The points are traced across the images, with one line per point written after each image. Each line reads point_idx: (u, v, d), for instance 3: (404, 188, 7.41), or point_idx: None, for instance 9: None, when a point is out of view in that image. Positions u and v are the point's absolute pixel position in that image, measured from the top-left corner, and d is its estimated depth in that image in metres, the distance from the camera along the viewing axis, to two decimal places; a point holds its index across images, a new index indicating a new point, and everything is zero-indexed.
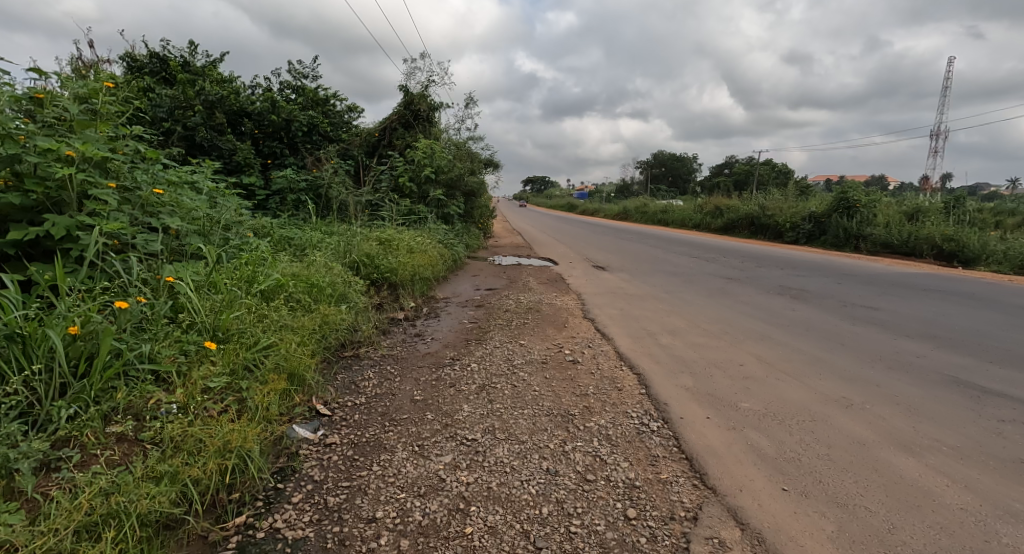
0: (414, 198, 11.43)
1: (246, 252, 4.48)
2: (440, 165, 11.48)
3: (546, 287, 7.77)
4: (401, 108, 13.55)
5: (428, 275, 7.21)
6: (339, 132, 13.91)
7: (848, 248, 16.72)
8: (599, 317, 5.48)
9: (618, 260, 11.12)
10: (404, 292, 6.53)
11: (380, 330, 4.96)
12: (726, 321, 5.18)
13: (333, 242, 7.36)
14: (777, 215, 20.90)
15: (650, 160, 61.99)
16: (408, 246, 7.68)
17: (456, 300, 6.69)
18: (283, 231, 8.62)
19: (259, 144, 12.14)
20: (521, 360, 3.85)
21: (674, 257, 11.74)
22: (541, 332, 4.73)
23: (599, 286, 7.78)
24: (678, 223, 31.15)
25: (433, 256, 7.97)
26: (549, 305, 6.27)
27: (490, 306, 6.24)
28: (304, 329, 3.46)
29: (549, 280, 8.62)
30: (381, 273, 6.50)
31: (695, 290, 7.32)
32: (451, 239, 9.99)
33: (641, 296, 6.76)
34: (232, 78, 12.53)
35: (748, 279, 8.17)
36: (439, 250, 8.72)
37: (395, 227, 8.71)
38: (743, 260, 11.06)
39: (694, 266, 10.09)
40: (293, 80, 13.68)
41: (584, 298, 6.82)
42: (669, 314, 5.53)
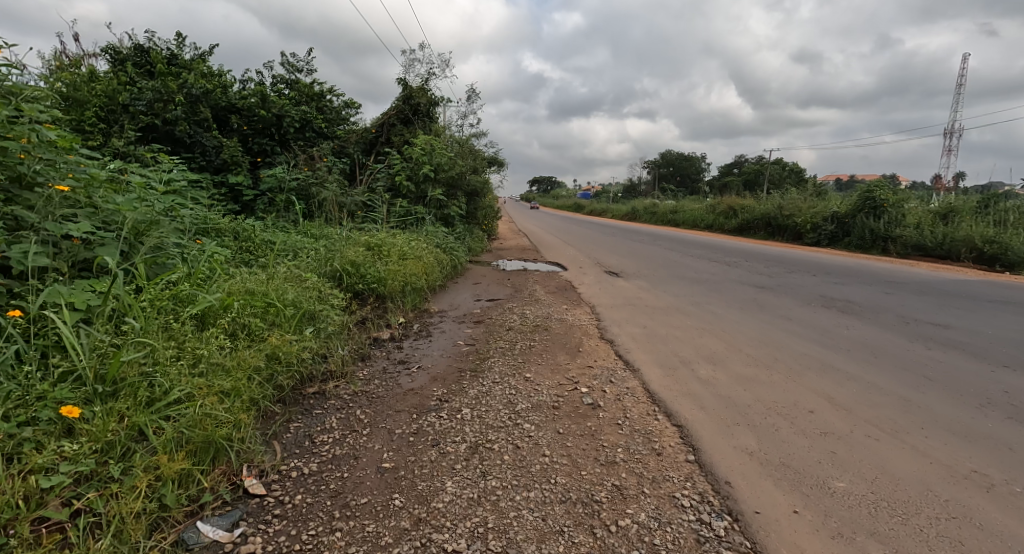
0: (412, 198, 10.67)
1: (193, 263, 3.71)
2: (440, 162, 10.69)
3: (554, 297, 6.96)
4: (399, 103, 12.77)
5: (422, 285, 6.42)
6: (334, 129, 13.25)
7: (875, 250, 15.70)
8: (619, 338, 4.65)
9: (633, 264, 10.28)
10: (393, 306, 5.73)
11: (358, 356, 4.16)
12: (773, 345, 4.33)
13: (316, 249, 6.60)
14: (796, 215, 19.90)
15: (658, 160, 60.89)
16: (400, 251, 6.90)
17: (452, 313, 5.89)
18: (268, 236, 7.93)
19: (249, 142, 11.49)
20: (525, 405, 3.03)
21: (693, 261, 10.87)
22: (551, 361, 3.90)
23: (614, 296, 6.94)
24: (689, 224, 30.14)
25: (428, 263, 7.19)
26: (559, 320, 5.45)
27: (491, 322, 5.44)
28: (243, 367, 2.66)
29: (558, 288, 7.81)
30: (367, 284, 5.72)
31: (724, 301, 6.46)
32: (450, 243, 9.22)
33: (664, 310, 5.93)
34: (221, 71, 11.89)
35: (782, 288, 7.29)
36: (436, 255, 7.94)
37: (387, 229, 7.95)
38: (769, 265, 10.16)
39: (717, 272, 9.21)
40: (286, 73, 13.01)
41: (599, 311, 6.00)
42: (703, 334, 4.67)
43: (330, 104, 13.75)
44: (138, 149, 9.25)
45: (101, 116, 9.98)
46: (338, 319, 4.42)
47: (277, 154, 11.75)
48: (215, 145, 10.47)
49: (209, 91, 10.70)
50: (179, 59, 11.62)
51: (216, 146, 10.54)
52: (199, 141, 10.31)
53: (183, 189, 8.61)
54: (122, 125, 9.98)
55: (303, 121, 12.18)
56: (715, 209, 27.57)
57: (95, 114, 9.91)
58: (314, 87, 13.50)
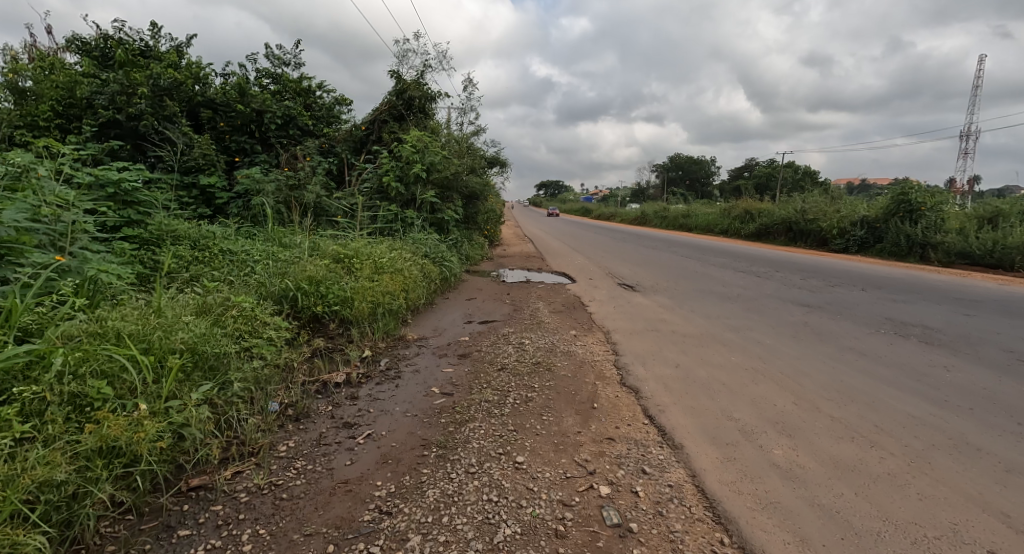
0: (400, 202, 9.57)
1: (49, 294, 2.70)
2: (433, 161, 9.61)
3: (560, 319, 5.82)
4: (391, 98, 11.72)
5: (399, 305, 5.29)
6: (322, 126, 12.26)
7: (912, 258, 14.38)
8: (646, 385, 3.48)
9: (649, 276, 9.12)
10: (357, 336, 4.60)
11: (290, 417, 3.04)
12: (862, 400, 3.12)
13: (275, 262, 5.53)
14: (820, 219, 18.60)
15: (668, 163, 59.59)
16: (375, 263, 5.81)
17: (434, 343, 4.79)
18: (231, 245, 6.93)
19: (226, 140, 10.55)
20: (510, 532, 1.89)
21: (718, 271, 9.69)
22: (554, 431, 2.74)
23: (633, 318, 5.77)
24: (703, 229, 28.82)
25: (409, 277, 6.05)
26: (565, 354, 4.29)
27: (479, 355, 4.32)
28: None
29: (564, 306, 6.66)
30: (325, 307, 4.63)
31: (769, 326, 5.26)
32: (441, 251, 8.11)
33: (696, 338, 4.76)
34: (197, 64, 10.95)
35: (834, 308, 6.08)
36: (423, 266, 6.86)
37: (364, 238, 6.89)
38: (806, 277, 8.92)
39: (749, 286, 8.01)
40: (271, 67, 12.09)
41: (614, 339, 4.84)
42: (760, 381, 3.48)
43: (318, 101, 12.74)
44: (96, 147, 8.34)
45: (59, 112, 9.08)
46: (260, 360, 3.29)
47: (257, 153, 10.82)
48: (186, 142, 9.55)
49: (179, 84, 9.84)
50: (152, 50, 10.70)
51: (187, 144, 9.61)
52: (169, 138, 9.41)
53: (140, 192, 7.66)
54: (82, 121, 9.05)
55: (286, 117, 11.20)
56: (730, 213, 26.28)
57: (51, 109, 9.00)
58: (301, 82, 12.52)
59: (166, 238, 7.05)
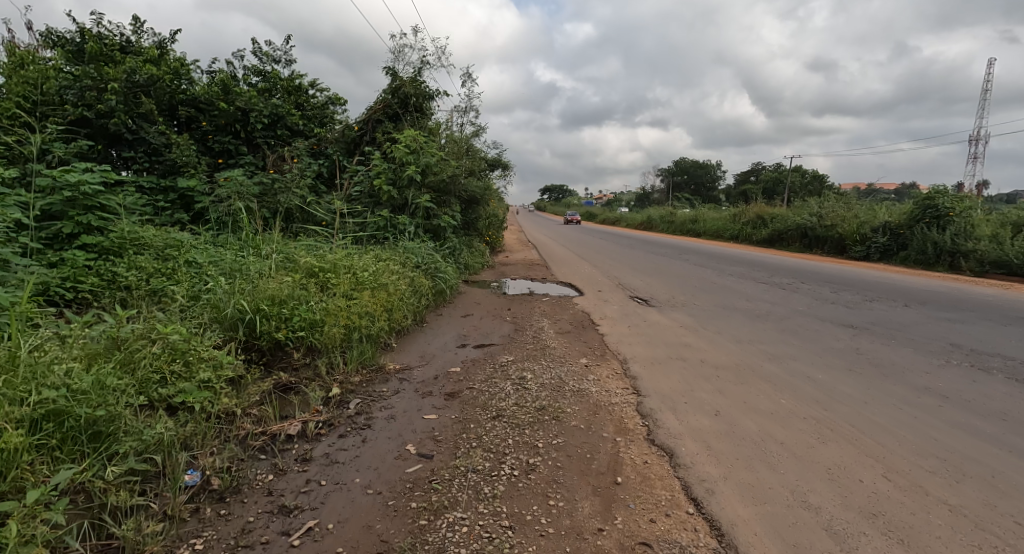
0: (392, 206, 8.83)
1: None
2: (428, 163, 8.92)
3: (568, 343, 5.05)
4: (386, 96, 11.00)
5: (380, 327, 4.54)
6: (314, 127, 11.60)
7: (940, 266, 13.52)
8: (683, 446, 2.68)
9: (664, 289, 8.34)
10: (324, 370, 3.83)
11: (211, 495, 2.27)
12: (979, 476, 2.32)
13: (241, 276, 4.83)
14: (839, 225, 17.74)
15: (674, 168, 58.82)
16: (355, 277, 5.09)
17: (417, 376, 4.03)
18: (199, 255, 6.23)
19: (209, 140, 9.92)
20: None
21: (739, 283, 8.89)
22: (565, 530, 1.97)
23: (652, 343, 4.96)
24: (712, 234, 28.00)
25: (395, 293, 5.28)
26: (575, 394, 3.50)
27: (469, 393, 3.55)
28: None
29: (571, 325, 5.90)
30: (289, 331, 3.91)
31: (815, 353, 4.47)
32: (435, 260, 7.36)
33: (733, 372, 3.95)
34: (180, 60, 10.31)
35: (885, 330, 5.26)
36: (413, 279, 6.13)
37: (347, 248, 6.17)
38: (838, 290, 8.09)
39: (777, 301, 7.19)
40: (260, 63, 11.45)
41: (633, 373, 4.02)
42: (831, 442, 2.68)
43: (310, 100, 12.05)
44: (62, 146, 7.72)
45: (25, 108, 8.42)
46: (173, 419, 2.57)
47: (243, 155, 10.16)
48: (163, 142, 9.01)
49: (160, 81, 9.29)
50: (132, 45, 10.08)
51: (164, 144, 9.05)
52: (143, 138, 8.89)
53: (105, 195, 7.01)
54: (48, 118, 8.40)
55: (273, 116, 10.54)
56: (741, 218, 25.48)
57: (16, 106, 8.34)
58: (291, 79, 11.85)
59: (131, 246, 6.34)
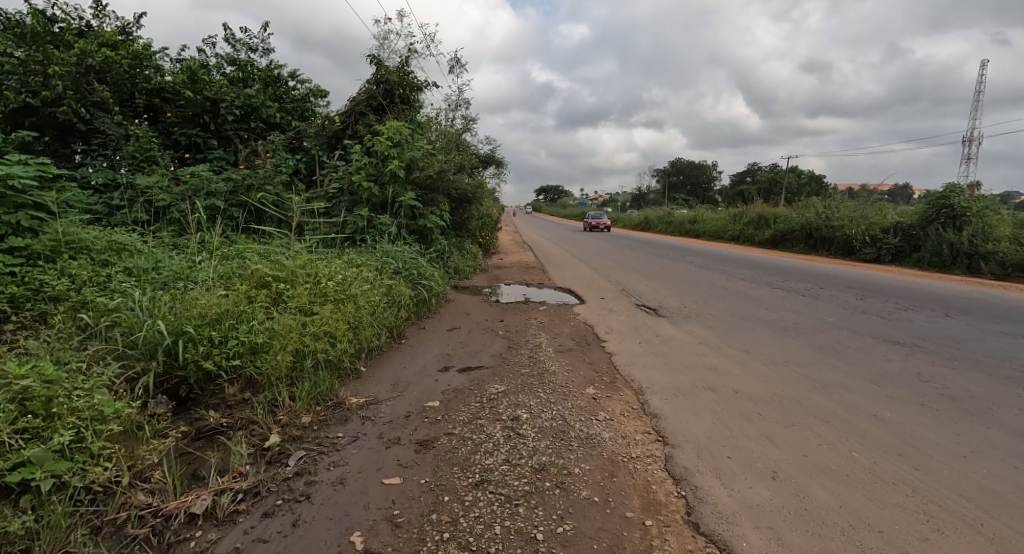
0: (374, 205, 8.03)
1: None
2: (413, 157, 8.13)
3: (570, 365, 4.27)
4: (369, 85, 10.15)
5: (343, 348, 3.73)
6: (292, 120, 10.79)
7: (958, 269, 12.82)
8: (740, 538, 1.91)
9: (673, 296, 7.57)
10: (263, 412, 3.03)
11: None
12: None
13: (178, 287, 4.06)
14: (846, 225, 17.03)
15: (670, 168, 58.21)
16: (317, 288, 4.30)
17: (384, 415, 3.24)
18: (144, 257, 5.44)
19: (175, 133, 9.15)
20: None
21: (754, 289, 8.15)
22: None
23: (671, 366, 4.17)
24: (712, 235, 27.29)
25: (365, 305, 4.48)
26: (585, 445, 2.69)
27: (447, 443, 2.75)
28: None
29: (573, 341, 5.13)
30: (221, 359, 3.13)
31: (871, 380, 3.69)
32: (420, 264, 6.58)
33: (779, 409, 3.17)
34: (144, 45, 9.49)
35: (940, 347, 4.51)
36: (390, 287, 5.34)
37: (314, 253, 5.40)
38: (865, 298, 7.35)
39: (801, 311, 6.43)
40: (234, 51, 10.64)
41: (655, 410, 3.22)
42: (950, 533, 1.91)
43: (289, 91, 11.23)
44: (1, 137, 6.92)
45: None
46: (2, 511, 1.83)
47: (212, 149, 9.38)
48: (121, 133, 8.23)
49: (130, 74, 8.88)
50: (89, 29, 9.25)
51: (122, 136, 8.26)
52: (97, 128, 8.11)
53: (41, 190, 6.20)
54: None
55: (246, 107, 9.73)
56: (741, 219, 24.83)
57: None
58: (268, 69, 11.02)
59: (67, 250, 5.50)
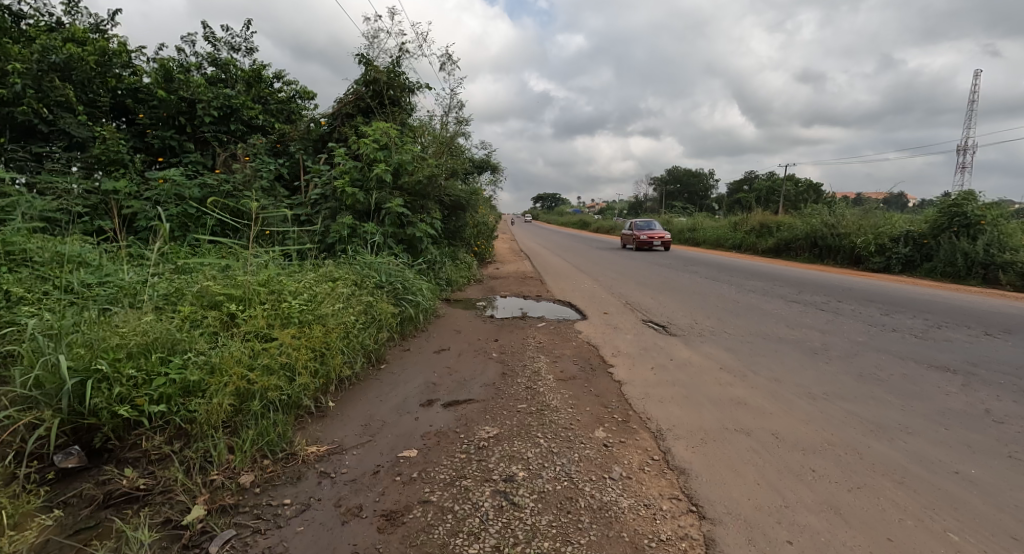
0: (359, 212, 7.45)
1: None
2: (401, 160, 7.55)
3: (575, 399, 3.65)
4: (357, 86, 9.59)
5: (304, 380, 3.09)
6: (276, 122, 10.22)
7: (974, 280, 12.29)
8: None
9: (683, 312, 6.97)
10: (190, 471, 2.41)
11: None
12: None
13: (109, 309, 3.44)
14: (853, 234, 16.51)
15: (668, 175, 57.92)
16: (279, 309, 3.69)
17: (347, 469, 2.62)
18: (92, 269, 4.82)
19: (148, 136, 8.60)
20: None
21: (770, 304, 7.56)
22: None
23: (692, 401, 3.56)
24: (712, 243, 26.83)
25: (336, 326, 3.86)
26: (599, 523, 2.10)
27: (423, 519, 2.14)
28: None
29: (576, 366, 4.53)
30: (143, 404, 2.51)
31: (935, 421, 3.08)
32: (406, 277, 5.98)
33: (836, 464, 2.56)
34: (116, 43, 8.96)
35: (999, 376, 3.92)
36: (369, 304, 4.73)
37: (284, 268, 4.81)
38: (890, 313, 6.77)
39: (826, 329, 5.84)
40: (214, 51, 10.13)
41: (681, 464, 2.62)
42: None
43: (273, 93, 10.67)
44: None
45: None
46: None
47: (188, 153, 8.80)
48: (87, 135, 7.66)
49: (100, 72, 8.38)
50: (58, 25, 8.70)
51: (88, 138, 7.68)
52: (61, 129, 7.53)
53: None
54: None
55: (225, 108, 9.18)
56: (742, 226, 24.37)
57: None
58: (251, 70, 10.49)
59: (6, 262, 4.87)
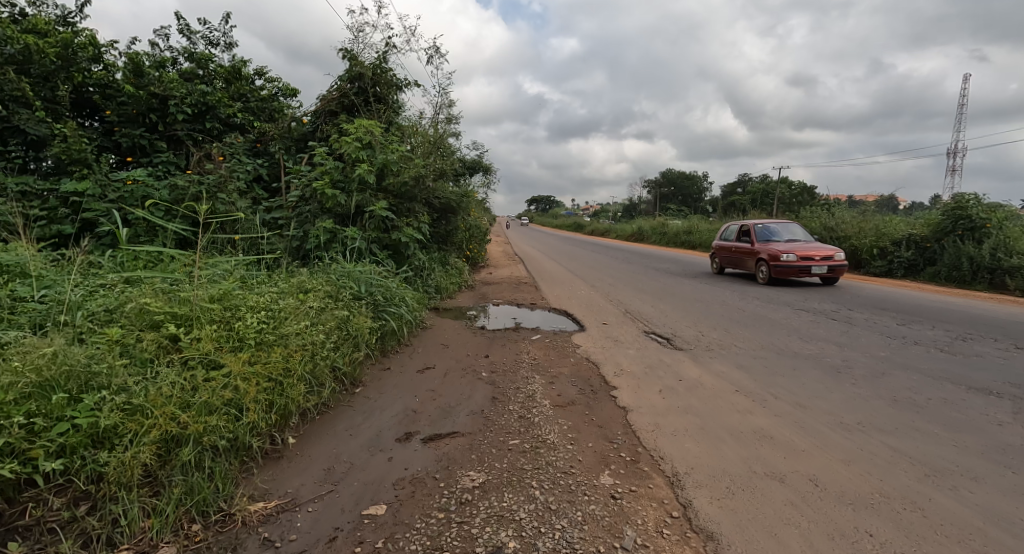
0: (340, 215, 6.95)
1: None
2: (386, 159, 7.06)
3: (576, 432, 3.16)
4: (340, 83, 9.10)
5: (253, 417, 2.57)
6: (256, 120, 9.71)
7: (979, 285, 11.97)
8: None
9: (687, 323, 6.52)
10: (93, 547, 1.91)
11: None
12: None
13: (25, 334, 2.90)
14: (853, 237, 16.16)
15: (662, 178, 57.70)
16: (232, 330, 3.18)
17: (297, 535, 2.12)
18: (30, 280, 4.29)
19: (117, 135, 8.07)
20: None
21: (778, 314, 7.13)
22: None
23: (710, 434, 3.09)
24: (708, 247, 26.50)
25: (299, 347, 3.34)
26: None
27: None
28: None
29: (575, 388, 4.05)
30: (37, 460, 1.98)
31: (997, 461, 2.64)
32: (389, 286, 5.47)
33: (896, 525, 2.10)
34: (83, 35, 8.41)
35: None
36: (343, 319, 4.21)
37: (247, 280, 4.30)
38: (907, 323, 6.36)
39: (843, 342, 5.40)
40: (191, 45, 9.62)
41: (706, 524, 2.16)
42: None
43: (253, 90, 10.15)
44: None
45: None
46: None
47: (159, 152, 8.25)
48: (46, 133, 7.12)
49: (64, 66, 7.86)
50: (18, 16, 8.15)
51: (47, 136, 7.14)
52: (17, 126, 6.98)
53: None
54: None
55: (200, 105, 8.66)
56: None
57: None
58: (230, 65, 9.97)
59: None
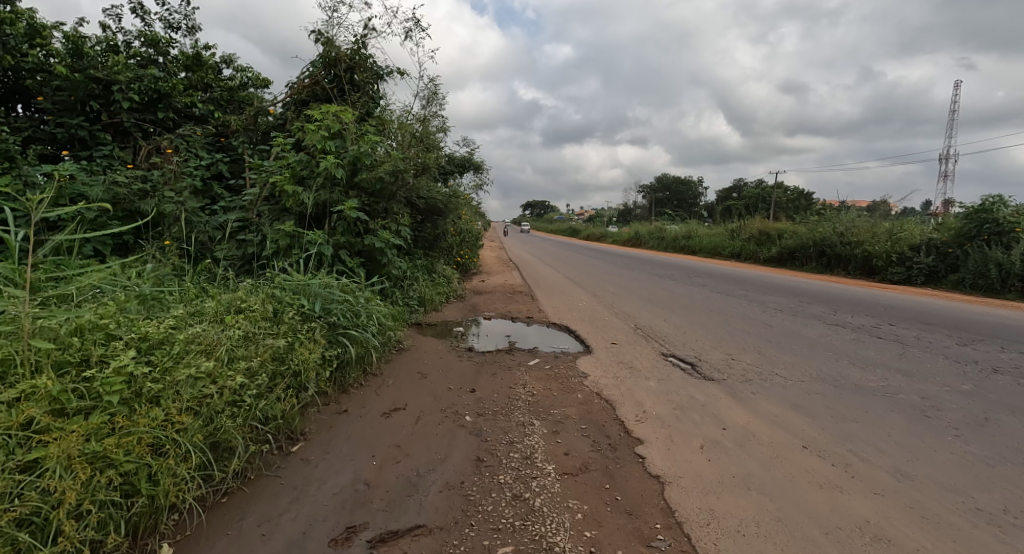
0: (304, 216, 5.95)
1: None
2: (357, 150, 6.04)
3: (596, 531, 2.16)
4: (313, 68, 8.11)
5: (64, 544, 1.64)
6: (219, 112, 8.66)
7: (1009, 293, 11.11)
8: None
9: (712, 342, 5.54)
10: None
11: None
12: None
13: None
14: (866, 242, 15.32)
15: (658, 183, 57.04)
16: (81, 383, 2.12)
17: None
18: None
19: (51, 126, 7.03)
20: None
21: (814, 331, 6.17)
22: None
23: (796, 533, 2.10)
24: (708, 251, 25.70)
25: (191, 402, 2.32)
26: None
27: None
28: None
29: (589, 443, 3.03)
30: None
31: None
32: (354, 301, 4.43)
33: None
34: (15, 12, 7.36)
35: None
36: (280, 350, 3.16)
37: (151, 303, 3.27)
38: (971, 343, 5.41)
39: (910, 370, 4.44)
40: (147, 28, 8.60)
41: None
42: None
43: (218, 79, 9.16)
44: None
45: None
46: None
47: (102, 145, 7.21)
48: None
49: None
50: None
51: None
52: None
53: None
54: None
55: (150, 93, 7.61)
56: (740, 233, 23.23)
57: None
58: (192, 52, 8.94)
59: None
